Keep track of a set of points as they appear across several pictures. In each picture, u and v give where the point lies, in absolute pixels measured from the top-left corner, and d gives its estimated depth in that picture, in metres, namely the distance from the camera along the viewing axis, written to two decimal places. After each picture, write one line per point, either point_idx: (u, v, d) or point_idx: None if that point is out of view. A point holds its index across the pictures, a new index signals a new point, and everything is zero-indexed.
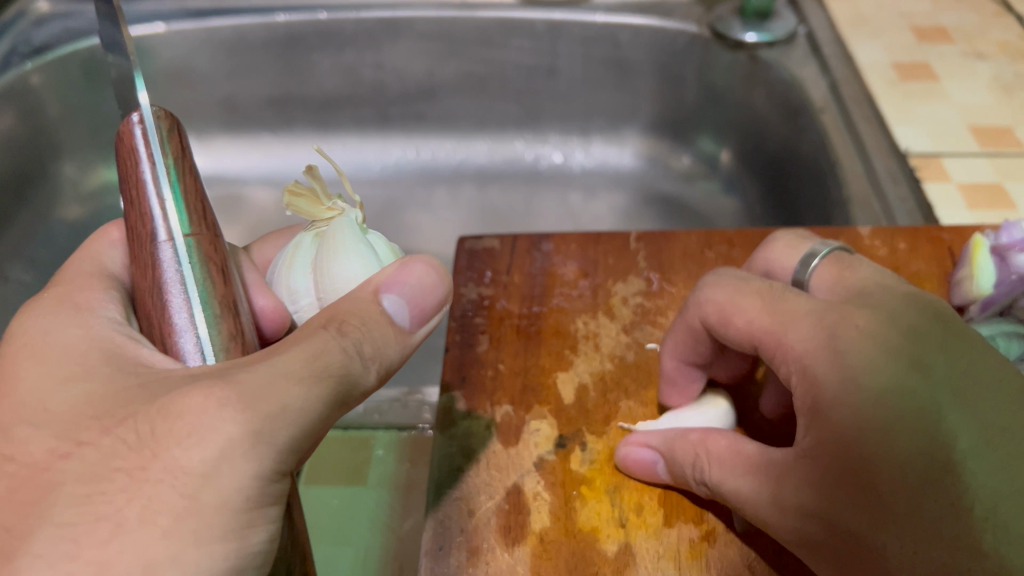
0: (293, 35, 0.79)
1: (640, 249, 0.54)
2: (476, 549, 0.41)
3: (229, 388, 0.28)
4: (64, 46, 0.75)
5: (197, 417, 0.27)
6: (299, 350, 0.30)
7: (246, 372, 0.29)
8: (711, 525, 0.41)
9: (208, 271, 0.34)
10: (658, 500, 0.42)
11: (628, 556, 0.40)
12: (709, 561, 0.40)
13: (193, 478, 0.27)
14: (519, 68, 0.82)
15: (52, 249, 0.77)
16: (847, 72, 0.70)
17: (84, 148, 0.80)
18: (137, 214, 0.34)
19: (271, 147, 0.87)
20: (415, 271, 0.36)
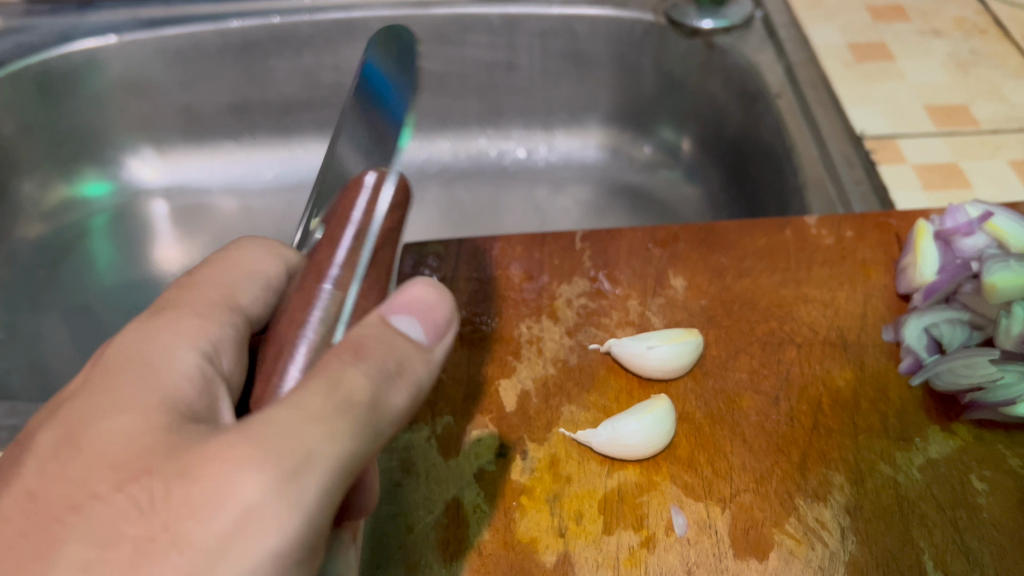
0: (247, 42, 0.78)
1: (585, 249, 0.53)
2: (414, 566, 0.40)
3: (246, 443, 0.26)
4: (16, 62, 0.74)
5: (210, 482, 0.25)
6: (324, 382, 0.28)
7: (264, 419, 0.27)
8: (650, 531, 0.41)
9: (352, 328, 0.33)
10: (597, 508, 0.42)
11: (567, 566, 0.40)
12: (648, 568, 0.40)
13: (198, 559, 0.24)
14: (478, 64, 0.81)
15: (14, 266, 0.77)
16: (803, 55, 0.70)
17: (41, 165, 0.79)
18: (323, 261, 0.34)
19: (233, 154, 0.86)
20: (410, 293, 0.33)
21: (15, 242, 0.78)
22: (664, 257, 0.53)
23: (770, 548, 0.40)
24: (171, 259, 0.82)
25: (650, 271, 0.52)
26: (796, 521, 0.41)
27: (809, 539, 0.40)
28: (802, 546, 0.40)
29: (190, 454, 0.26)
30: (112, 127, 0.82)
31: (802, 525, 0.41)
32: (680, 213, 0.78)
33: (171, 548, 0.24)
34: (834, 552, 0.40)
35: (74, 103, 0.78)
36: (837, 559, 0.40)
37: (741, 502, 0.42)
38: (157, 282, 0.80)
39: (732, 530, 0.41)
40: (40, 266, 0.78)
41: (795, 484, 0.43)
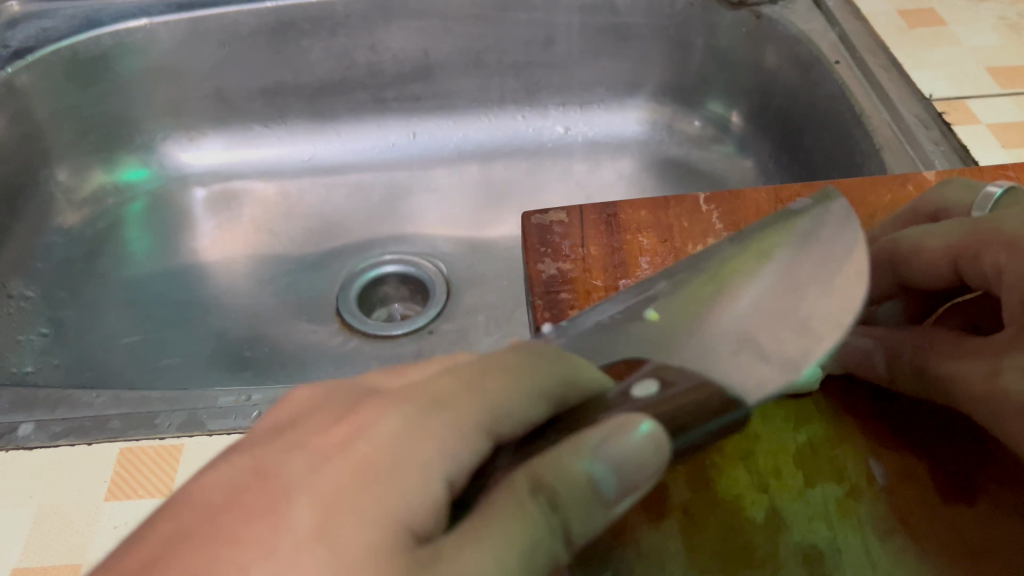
0: (282, 22, 0.76)
1: (713, 211, 0.45)
2: (622, 530, 0.39)
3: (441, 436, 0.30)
4: (45, 47, 0.71)
5: (426, 468, 0.29)
6: (491, 388, 0.33)
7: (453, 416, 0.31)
8: (853, 482, 0.41)
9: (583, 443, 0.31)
10: (794, 463, 0.42)
11: (779, 521, 0.40)
12: (862, 519, 0.40)
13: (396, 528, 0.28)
14: (516, 41, 0.80)
15: (53, 261, 0.73)
16: (854, 22, 0.70)
17: (72, 152, 0.76)
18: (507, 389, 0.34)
19: (267, 139, 0.84)
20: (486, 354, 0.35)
21: (53, 232, 0.74)
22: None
23: (980, 494, 0.40)
24: (208, 246, 0.79)
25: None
26: (1002, 467, 0.41)
27: (1017, 482, 0.40)
28: (1011, 482, 0.40)
29: (375, 427, 0.30)
30: (144, 114, 0.79)
31: (1006, 464, 0.41)
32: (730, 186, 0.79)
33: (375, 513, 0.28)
34: None
35: (105, 88, 0.76)
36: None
37: (936, 450, 0.42)
38: (198, 272, 0.78)
39: (934, 476, 0.41)
40: (79, 257, 0.75)
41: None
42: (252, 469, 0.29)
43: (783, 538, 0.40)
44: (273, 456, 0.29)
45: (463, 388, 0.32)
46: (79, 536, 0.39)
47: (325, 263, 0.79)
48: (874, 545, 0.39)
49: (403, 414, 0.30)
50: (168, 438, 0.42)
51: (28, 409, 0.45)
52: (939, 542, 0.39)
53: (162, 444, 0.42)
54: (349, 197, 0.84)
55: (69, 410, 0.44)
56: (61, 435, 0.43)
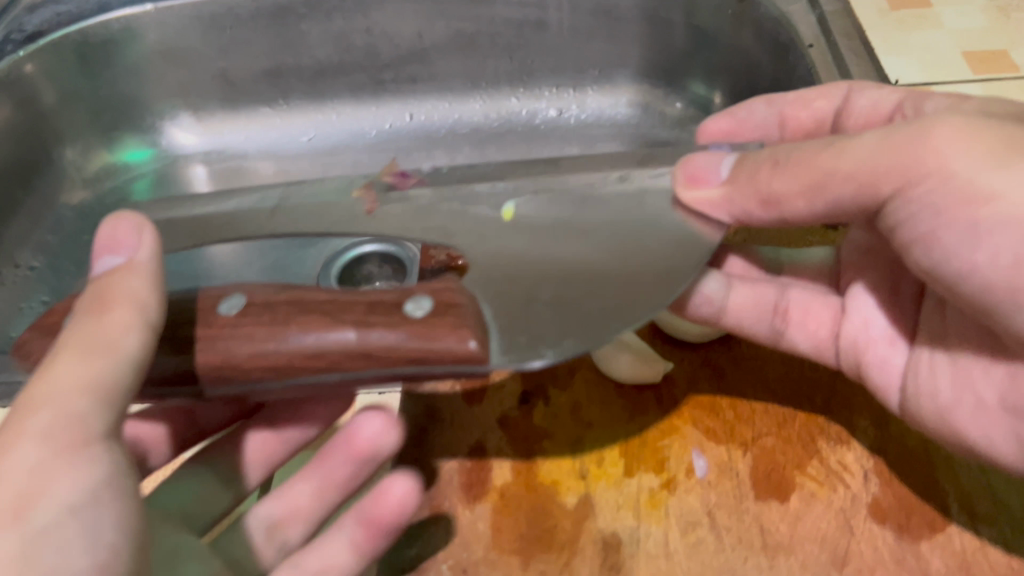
0: (280, 7, 0.78)
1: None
2: (438, 507, 0.47)
3: (67, 358, 0.34)
4: (56, 32, 0.75)
5: (63, 395, 0.34)
6: (104, 318, 0.35)
7: (73, 341, 0.35)
8: (670, 474, 0.47)
9: (369, 328, 0.36)
10: (617, 452, 0.49)
11: (588, 507, 0.46)
12: (669, 508, 0.46)
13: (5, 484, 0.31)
14: (507, 23, 0.80)
15: (61, 233, 0.79)
16: (838, 5, 0.67)
17: (83, 133, 0.81)
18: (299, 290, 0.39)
19: (268, 119, 0.87)
20: (117, 226, 0.38)
21: (62, 207, 0.80)
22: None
23: (790, 492, 0.46)
24: None
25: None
26: (817, 465, 0.47)
27: (829, 482, 0.46)
28: (821, 487, 0.46)
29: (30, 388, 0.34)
30: (153, 95, 0.83)
31: (824, 468, 0.47)
32: None
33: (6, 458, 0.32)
34: (851, 495, 0.46)
35: (113, 71, 0.80)
36: (859, 501, 0.45)
37: (759, 447, 0.48)
38: None
39: (750, 473, 0.47)
40: (84, 231, 0.80)
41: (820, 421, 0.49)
42: None
43: (588, 523, 0.45)
44: None
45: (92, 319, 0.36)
46: None
47: None
48: (675, 535, 0.44)
49: (70, 363, 0.34)
50: None
51: None
52: (735, 532, 0.44)
53: None
54: (345, 177, 0.86)
55: None
56: None
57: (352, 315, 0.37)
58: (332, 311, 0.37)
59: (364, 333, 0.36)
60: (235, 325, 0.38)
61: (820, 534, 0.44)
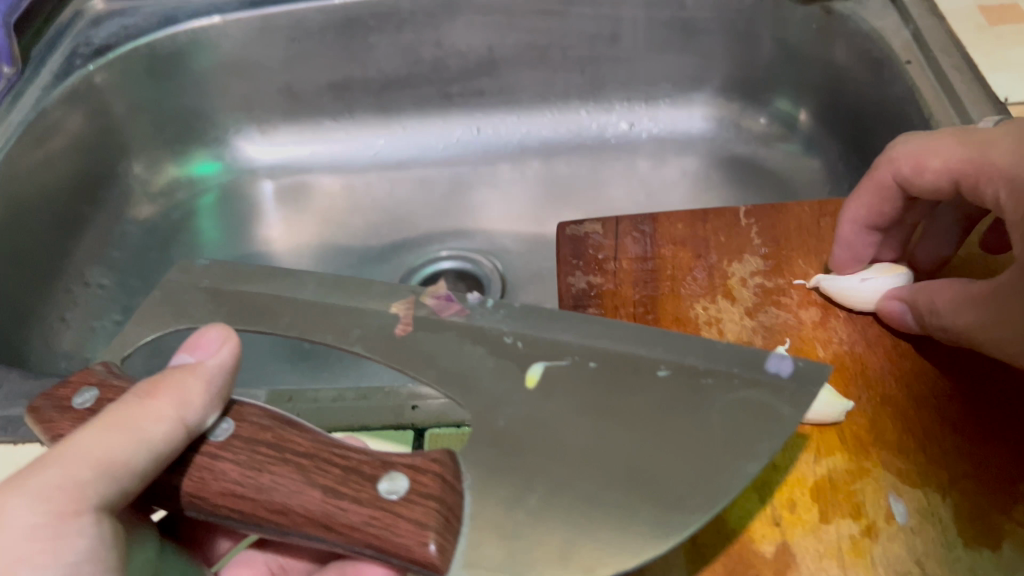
0: (350, 19, 0.77)
1: (751, 225, 0.54)
2: None
3: (99, 431, 0.35)
4: (125, 45, 0.74)
5: (88, 458, 0.34)
6: (156, 406, 0.36)
7: (118, 413, 0.36)
8: (870, 521, 0.41)
9: (337, 499, 0.35)
10: (809, 496, 0.42)
11: (789, 556, 0.40)
12: (875, 560, 0.40)
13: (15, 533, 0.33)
14: (581, 36, 0.79)
15: (129, 251, 0.76)
16: (930, 17, 0.67)
17: (148, 146, 0.80)
18: (289, 428, 0.37)
19: (334, 134, 0.86)
20: (203, 335, 0.39)
21: (129, 223, 0.78)
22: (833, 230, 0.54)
23: (1002, 538, 0.40)
24: (276, 237, 0.82)
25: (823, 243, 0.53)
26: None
27: None
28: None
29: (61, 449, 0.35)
30: (218, 108, 0.82)
31: None
32: (796, 188, 0.77)
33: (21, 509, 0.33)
34: None
35: (180, 83, 0.78)
36: None
37: (960, 490, 0.42)
38: (264, 260, 0.80)
39: (954, 517, 0.41)
40: (151, 247, 0.78)
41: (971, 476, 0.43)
42: None
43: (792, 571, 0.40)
44: None
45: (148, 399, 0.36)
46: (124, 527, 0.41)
47: (386, 256, 0.80)
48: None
49: (100, 434, 0.35)
50: None
51: None
52: None
53: None
54: (413, 192, 0.85)
55: None
56: None
57: (323, 478, 0.35)
58: (307, 466, 0.36)
59: (332, 502, 0.35)
60: (215, 457, 0.37)
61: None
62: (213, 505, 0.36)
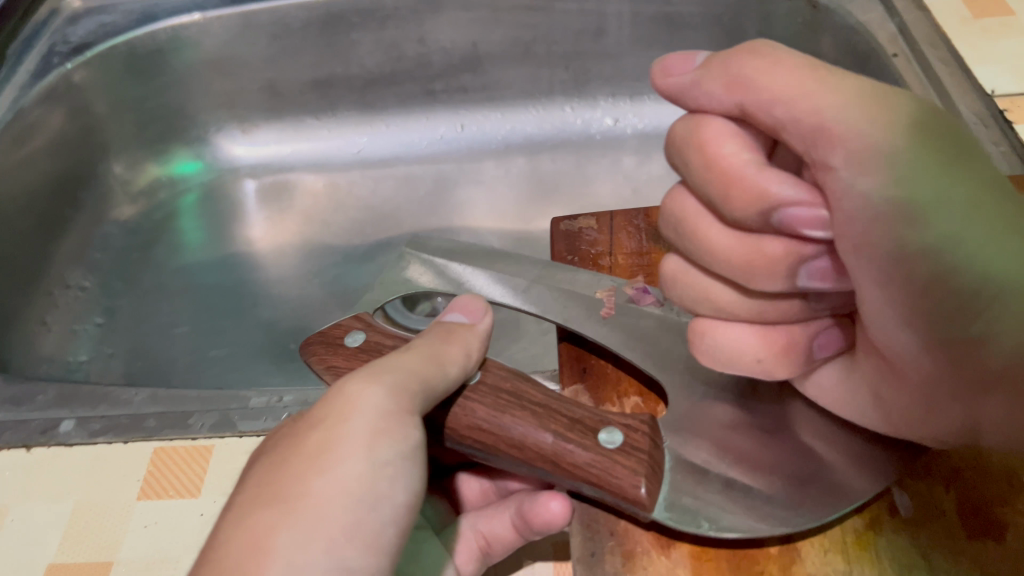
0: (331, 16, 0.75)
1: None
2: (630, 554, 0.37)
3: (385, 362, 0.37)
4: (104, 43, 0.72)
5: (388, 379, 0.36)
6: (427, 352, 0.38)
7: (397, 353, 0.38)
8: (874, 512, 0.37)
9: (566, 441, 0.37)
10: None
11: (793, 552, 0.36)
12: (880, 555, 0.36)
13: (344, 454, 0.34)
14: (566, 32, 0.78)
15: (110, 251, 0.76)
16: (916, 13, 0.66)
17: (129, 146, 0.79)
18: (528, 386, 0.40)
19: (315, 132, 0.85)
20: (470, 302, 0.44)
21: (109, 224, 0.77)
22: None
23: (1006, 530, 0.36)
24: (259, 237, 0.81)
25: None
26: None
27: None
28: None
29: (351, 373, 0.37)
30: (198, 106, 0.80)
31: None
32: None
33: (332, 436, 0.34)
34: None
35: (161, 81, 0.77)
36: None
37: (965, 481, 0.38)
38: (248, 259, 0.79)
39: (963, 510, 0.37)
40: (134, 249, 0.77)
41: (1015, 461, 0.38)
42: (283, 440, 0.34)
43: (797, 572, 0.36)
44: (310, 429, 0.34)
45: (422, 346, 0.39)
46: (122, 532, 0.40)
47: (372, 254, 0.79)
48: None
49: (379, 365, 0.37)
50: (200, 439, 0.44)
51: (70, 406, 0.46)
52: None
53: (194, 445, 0.43)
54: (398, 189, 0.85)
55: (111, 407, 0.46)
56: (100, 432, 0.44)
57: (554, 423, 0.38)
58: (541, 413, 0.38)
59: (559, 441, 0.37)
60: (467, 399, 0.39)
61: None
62: (457, 435, 0.39)
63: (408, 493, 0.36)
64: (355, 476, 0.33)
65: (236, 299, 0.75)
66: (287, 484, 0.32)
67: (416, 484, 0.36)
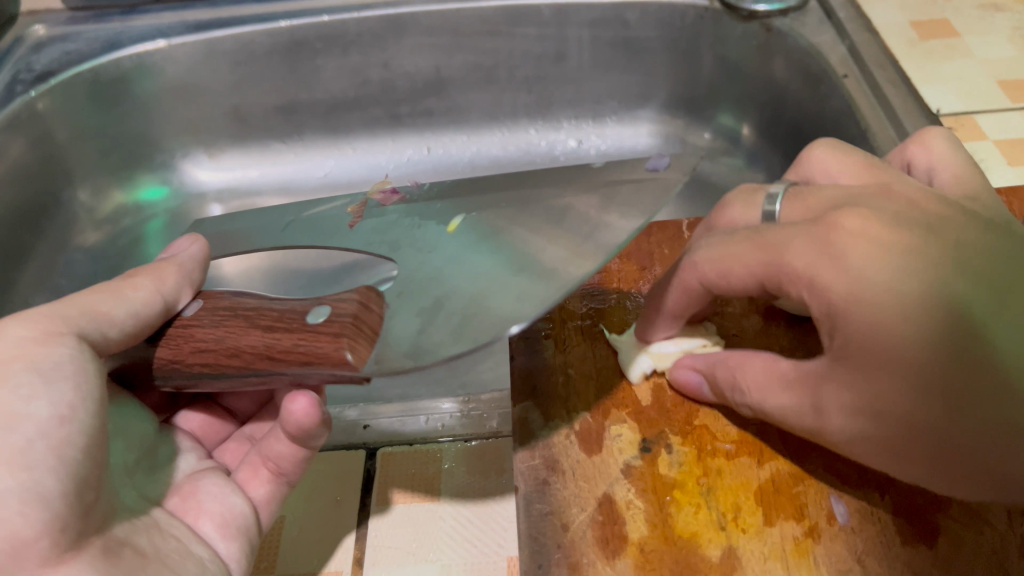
0: (296, 42, 0.76)
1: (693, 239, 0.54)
2: (576, 565, 0.39)
3: (43, 306, 0.40)
4: (68, 70, 0.72)
5: (37, 319, 0.39)
6: (120, 288, 0.42)
7: (87, 295, 0.42)
8: (812, 521, 0.40)
9: (272, 334, 0.37)
10: (754, 501, 0.41)
11: (734, 560, 0.39)
12: (818, 559, 0.39)
13: (1, 397, 0.36)
14: (526, 55, 0.79)
15: (73, 278, 0.76)
16: (864, 34, 0.68)
17: (94, 173, 0.78)
18: (243, 298, 0.41)
19: (281, 155, 0.86)
20: (177, 243, 0.48)
21: (74, 250, 0.77)
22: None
23: (938, 534, 0.39)
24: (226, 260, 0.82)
25: None
26: (960, 504, 0.40)
27: (975, 523, 0.39)
28: (970, 529, 0.39)
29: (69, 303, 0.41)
30: (163, 132, 0.81)
31: (966, 508, 0.39)
32: None
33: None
34: (1004, 535, 0.39)
35: (124, 107, 0.77)
36: (1010, 541, 0.38)
37: (897, 490, 0.41)
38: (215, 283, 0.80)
39: (897, 515, 0.40)
40: (98, 275, 0.78)
41: None
42: None
43: None
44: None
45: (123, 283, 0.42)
46: None
47: None
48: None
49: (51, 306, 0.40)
50: None
51: None
52: None
53: None
54: None
55: None
56: None
57: (262, 319, 0.38)
58: (251, 316, 0.39)
59: (269, 338, 0.37)
60: (190, 327, 0.41)
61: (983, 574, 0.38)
62: (190, 365, 0.39)
63: (78, 414, 0.38)
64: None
65: None
66: None
67: (91, 392, 0.39)
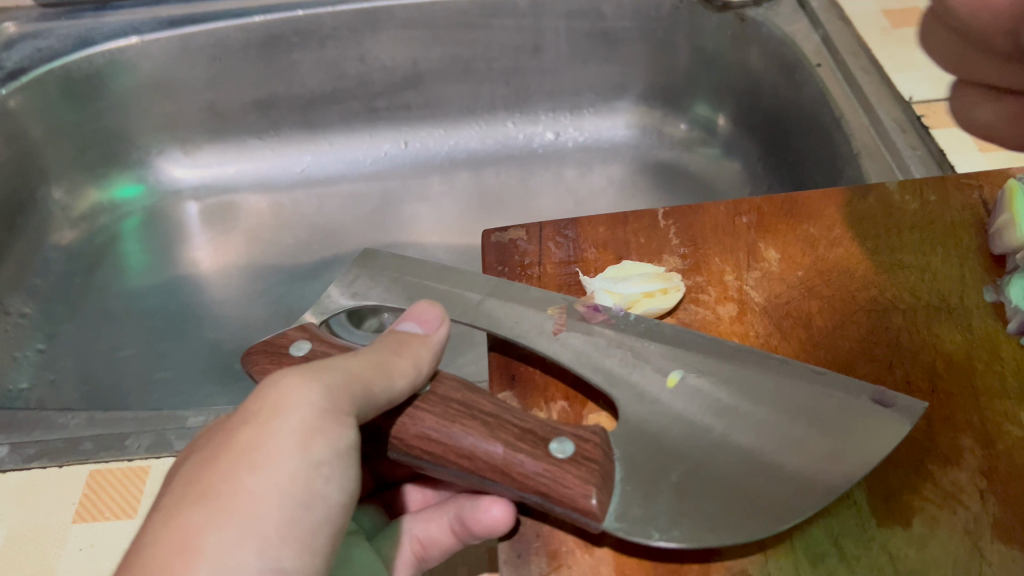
0: (271, 36, 0.76)
1: (670, 227, 0.52)
2: (555, 554, 0.39)
3: (301, 367, 0.34)
4: (40, 67, 0.71)
5: (298, 386, 0.33)
6: (368, 359, 0.37)
7: (345, 358, 0.36)
8: None
9: (513, 452, 0.37)
10: None
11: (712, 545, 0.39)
12: (795, 542, 0.39)
13: (280, 454, 0.31)
14: (503, 48, 0.79)
15: (50, 279, 0.75)
16: (838, 23, 0.69)
17: (69, 171, 0.78)
18: (476, 394, 0.39)
19: (258, 152, 0.85)
20: (424, 310, 0.42)
21: (50, 249, 0.77)
22: (752, 229, 0.52)
23: (912, 515, 0.39)
24: (203, 259, 0.81)
25: (740, 241, 0.51)
26: (933, 486, 0.40)
27: (949, 503, 0.39)
28: (943, 509, 0.39)
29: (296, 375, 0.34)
30: (139, 128, 0.80)
31: (939, 490, 0.40)
32: (719, 190, 0.80)
33: (277, 432, 0.32)
34: (977, 515, 0.39)
35: (98, 104, 0.76)
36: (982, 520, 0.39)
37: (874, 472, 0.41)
38: (194, 282, 0.79)
39: (873, 498, 0.40)
40: (75, 274, 0.77)
41: (924, 450, 0.41)
42: (205, 458, 0.31)
43: (715, 564, 0.38)
44: (244, 426, 0.32)
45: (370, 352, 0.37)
46: (57, 554, 0.40)
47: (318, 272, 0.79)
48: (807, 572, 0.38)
49: (297, 380, 0.33)
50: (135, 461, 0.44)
51: (4, 433, 0.46)
52: (870, 566, 0.38)
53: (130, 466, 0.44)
54: (343, 206, 0.85)
55: (44, 433, 0.46)
56: (33, 458, 0.44)
57: (504, 433, 0.37)
58: (491, 423, 0.37)
59: (509, 455, 0.36)
60: (416, 407, 0.38)
61: (949, 555, 0.38)
62: (404, 447, 0.38)
63: (342, 494, 0.34)
64: (285, 469, 0.31)
65: (181, 321, 0.75)
66: (232, 493, 0.30)
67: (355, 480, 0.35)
